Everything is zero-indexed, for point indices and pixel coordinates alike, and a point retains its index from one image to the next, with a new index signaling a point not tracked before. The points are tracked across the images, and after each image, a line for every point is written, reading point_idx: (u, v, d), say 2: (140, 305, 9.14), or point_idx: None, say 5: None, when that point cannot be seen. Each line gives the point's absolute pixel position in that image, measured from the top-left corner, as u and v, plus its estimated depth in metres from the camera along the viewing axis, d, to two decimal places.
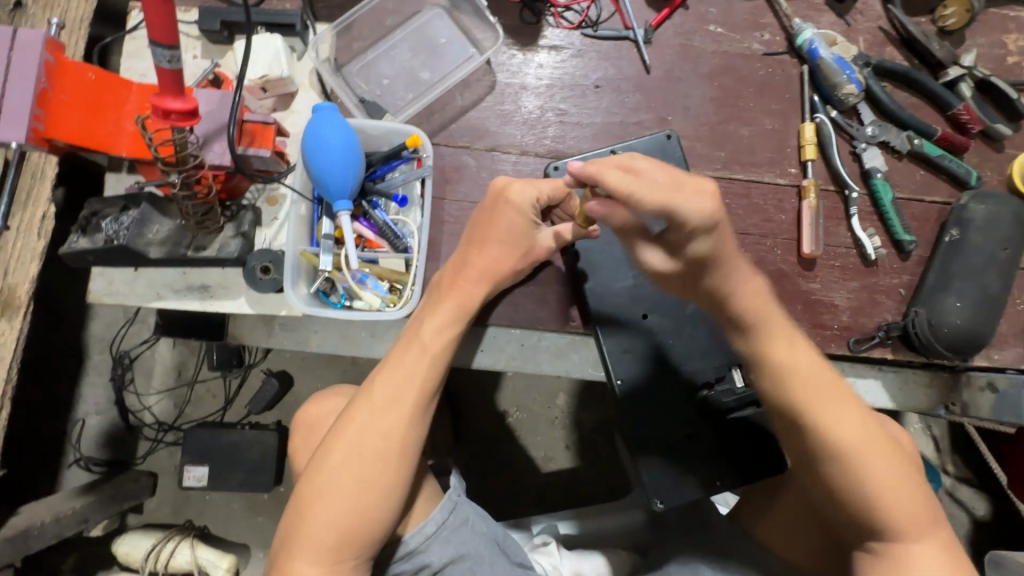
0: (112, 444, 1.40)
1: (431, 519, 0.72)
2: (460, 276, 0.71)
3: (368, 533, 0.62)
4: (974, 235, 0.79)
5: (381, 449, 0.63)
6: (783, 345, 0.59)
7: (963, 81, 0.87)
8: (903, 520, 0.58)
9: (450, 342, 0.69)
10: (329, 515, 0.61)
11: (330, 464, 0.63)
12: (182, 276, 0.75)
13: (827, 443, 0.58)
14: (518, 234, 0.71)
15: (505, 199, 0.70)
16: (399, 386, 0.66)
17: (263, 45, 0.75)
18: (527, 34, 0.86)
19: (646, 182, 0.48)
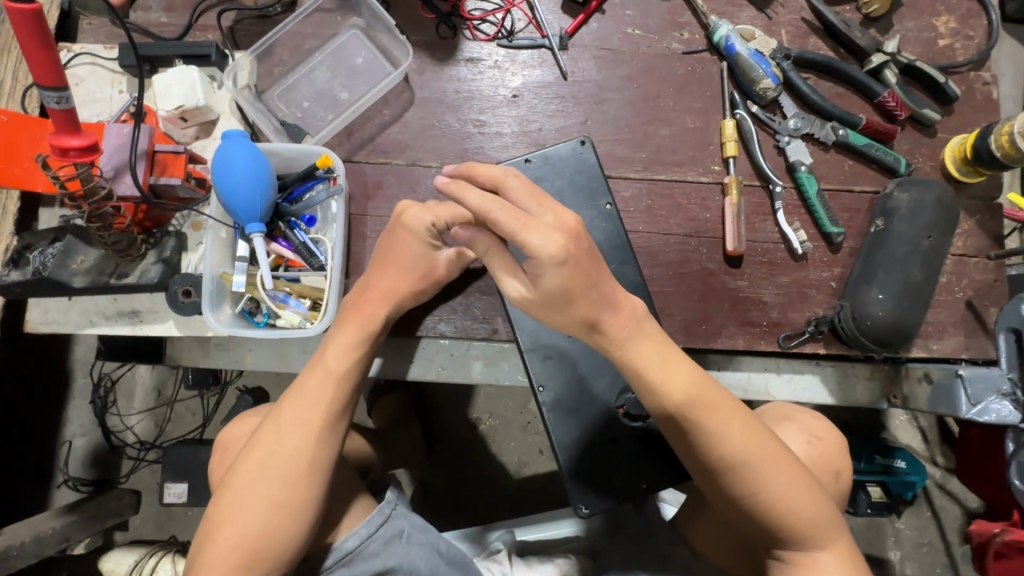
0: (97, 464, 1.43)
1: (356, 531, 0.70)
2: (362, 299, 0.74)
3: (277, 554, 0.62)
4: (898, 224, 0.78)
5: (293, 472, 0.65)
6: (664, 364, 0.57)
7: (887, 67, 0.85)
8: (801, 524, 0.61)
9: (355, 363, 0.71)
10: (238, 539, 0.62)
11: (240, 489, 0.64)
12: (112, 303, 0.78)
13: (725, 463, 0.59)
14: (417, 257, 0.74)
15: (404, 226, 0.73)
16: (310, 409, 0.68)
17: (178, 77, 0.78)
18: (444, 48, 0.87)
19: (503, 209, 0.48)
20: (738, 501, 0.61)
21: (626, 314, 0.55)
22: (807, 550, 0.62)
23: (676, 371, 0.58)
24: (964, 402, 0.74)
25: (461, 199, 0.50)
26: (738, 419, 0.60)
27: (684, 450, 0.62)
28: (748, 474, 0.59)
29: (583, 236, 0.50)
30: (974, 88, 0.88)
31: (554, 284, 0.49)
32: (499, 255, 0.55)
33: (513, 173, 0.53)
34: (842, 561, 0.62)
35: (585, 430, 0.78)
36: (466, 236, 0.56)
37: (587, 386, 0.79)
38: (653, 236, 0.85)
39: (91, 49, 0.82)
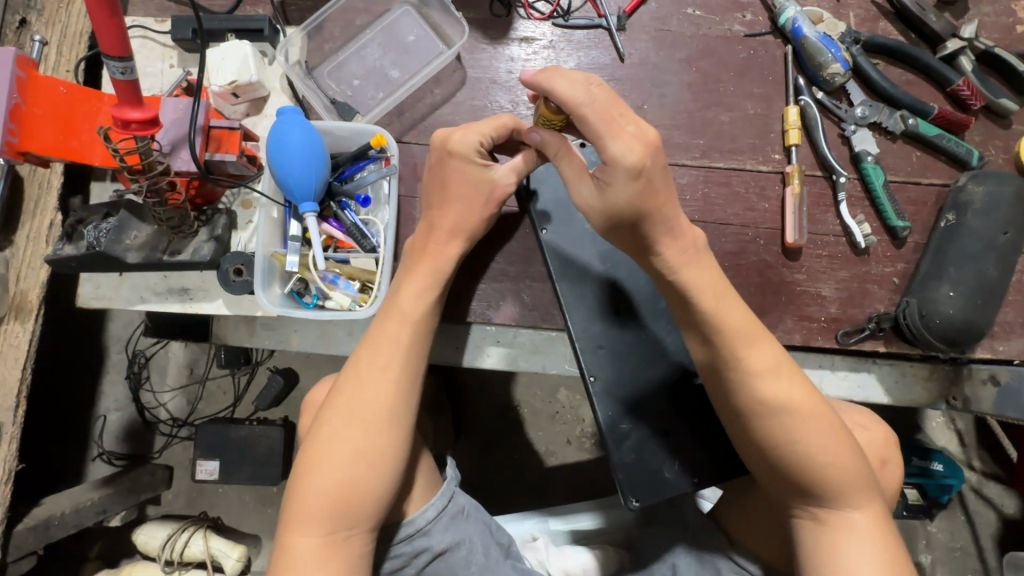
0: (131, 439, 1.45)
1: (434, 503, 0.72)
2: (430, 239, 0.73)
3: (364, 503, 0.63)
4: (971, 219, 0.75)
5: (370, 418, 0.65)
6: (715, 296, 0.61)
7: (963, 54, 0.81)
8: (838, 480, 0.59)
9: (429, 308, 0.71)
10: (324, 488, 0.63)
11: (324, 438, 0.65)
12: (163, 280, 0.78)
13: (766, 406, 0.60)
14: (467, 185, 0.73)
15: (449, 153, 0.72)
16: (383, 355, 0.68)
17: (232, 51, 0.76)
18: (498, 27, 0.85)
19: (594, 107, 0.56)
20: (771, 450, 0.60)
21: (685, 240, 0.62)
22: (843, 512, 0.60)
23: (730, 310, 0.61)
24: None
25: (552, 87, 0.57)
26: (782, 365, 0.61)
27: (727, 393, 0.62)
28: (789, 420, 0.59)
29: (660, 151, 0.57)
30: None
31: (621, 196, 0.58)
32: (570, 162, 0.64)
33: (598, 82, 0.58)
34: (876, 523, 0.60)
35: (635, 421, 0.75)
36: (535, 140, 0.67)
37: (638, 377, 0.76)
38: (708, 226, 0.82)
39: (142, 22, 0.81)
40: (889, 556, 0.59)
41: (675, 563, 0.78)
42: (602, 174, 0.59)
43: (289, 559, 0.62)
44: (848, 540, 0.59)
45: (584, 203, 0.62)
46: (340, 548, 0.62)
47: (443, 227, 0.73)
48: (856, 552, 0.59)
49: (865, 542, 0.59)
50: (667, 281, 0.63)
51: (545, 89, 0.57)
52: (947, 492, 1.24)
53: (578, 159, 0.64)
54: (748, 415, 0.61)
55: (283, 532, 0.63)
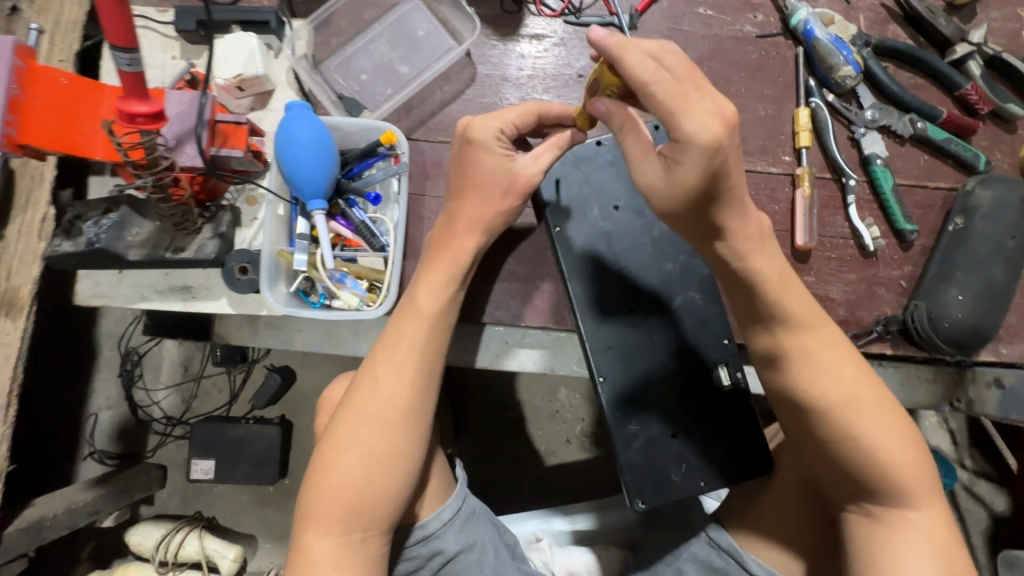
0: (123, 437, 1.43)
1: (447, 506, 0.73)
2: (451, 234, 0.72)
3: (380, 504, 0.64)
4: (979, 223, 0.75)
5: (385, 419, 0.66)
6: (780, 287, 0.61)
7: (971, 59, 0.82)
8: (900, 480, 0.61)
9: (444, 305, 0.71)
10: (338, 489, 0.64)
11: (341, 437, 0.66)
12: (164, 278, 0.76)
13: (828, 403, 0.61)
14: (494, 174, 0.71)
15: (473, 142, 0.70)
16: (402, 356, 0.68)
17: (237, 43, 0.74)
18: (508, 23, 0.83)
19: (663, 84, 0.51)
20: (830, 446, 0.62)
21: (753, 227, 0.59)
22: (901, 510, 0.61)
23: (797, 305, 0.62)
24: None
25: (621, 60, 0.52)
26: (849, 365, 0.62)
27: (786, 387, 0.63)
28: (849, 417, 0.61)
29: (735, 131, 0.52)
30: None
31: (691, 175, 0.53)
32: (636, 138, 0.58)
33: (672, 49, 0.53)
34: (934, 524, 0.61)
35: (644, 422, 0.75)
36: (599, 111, 0.60)
37: (648, 379, 0.76)
38: None
39: (142, 11, 0.79)
40: (943, 554, 0.60)
41: (682, 566, 0.77)
42: (670, 152, 0.53)
43: (304, 559, 0.64)
44: (902, 537, 0.61)
45: (646, 186, 0.57)
46: (353, 549, 0.64)
47: (463, 220, 0.71)
48: (907, 549, 0.60)
49: (922, 539, 0.60)
50: (731, 269, 0.62)
51: (615, 61, 0.52)
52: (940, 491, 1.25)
53: (643, 134, 0.58)
54: (804, 410, 0.62)
55: (298, 530, 0.65)
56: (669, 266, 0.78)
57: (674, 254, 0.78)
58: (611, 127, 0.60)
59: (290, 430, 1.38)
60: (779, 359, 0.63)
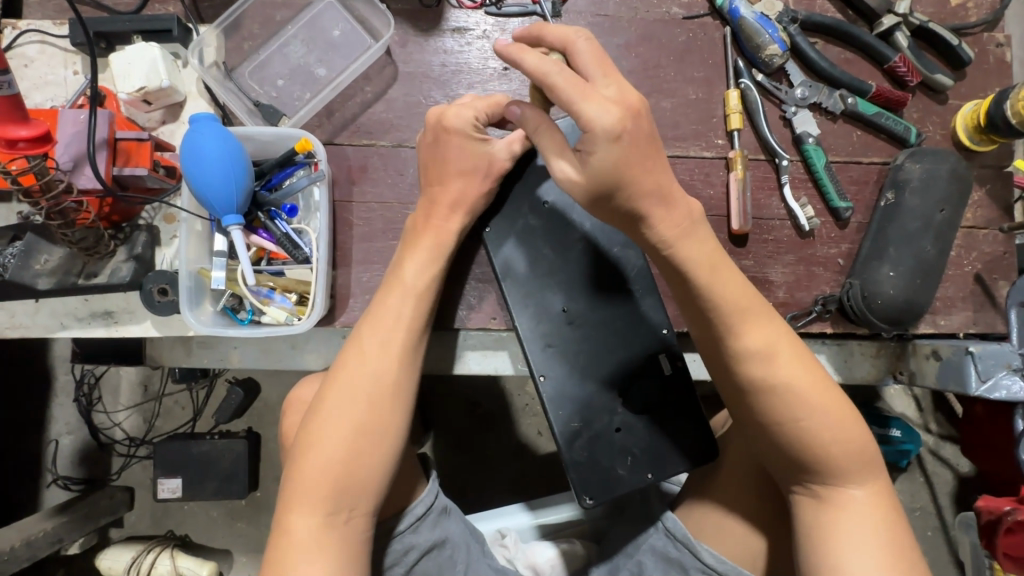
0: (85, 462, 1.39)
1: (421, 500, 0.71)
2: (426, 212, 0.71)
3: (362, 483, 0.60)
4: (909, 197, 0.75)
5: (373, 397, 0.63)
6: (710, 269, 0.57)
7: (898, 30, 0.81)
8: (841, 456, 0.56)
9: (425, 279, 0.69)
10: (321, 467, 0.60)
11: (323, 414, 0.62)
12: (84, 304, 0.73)
13: (764, 386, 0.57)
14: (466, 161, 0.71)
15: (448, 129, 0.71)
16: (387, 329, 0.66)
17: (138, 54, 0.71)
18: (428, 18, 0.81)
19: (563, 77, 0.50)
20: (770, 428, 0.57)
21: (678, 212, 0.56)
22: (846, 489, 0.57)
23: (726, 281, 0.58)
24: (973, 379, 0.71)
25: (520, 60, 0.51)
26: (784, 342, 0.58)
27: (727, 371, 0.59)
28: (787, 398, 0.56)
29: (643, 118, 0.51)
30: (987, 51, 0.84)
31: (604, 163, 0.51)
32: (546, 131, 0.57)
33: (585, 36, 0.54)
34: (877, 501, 0.57)
35: (588, 419, 0.74)
36: (517, 114, 0.60)
37: (590, 375, 0.74)
38: None
39: (39, 25, 0.75)
40: (889, 536, 0.55)
41: (642, 559, 0.73)
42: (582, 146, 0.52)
43: (286, 543, 0.58)
44: (846, 518, 0.56)
45: (566, 181, 0.55)
46: (337, 532, 0.59)
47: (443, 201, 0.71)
48: (853, 531, 0.55)
49: (867, 520, 0.56)
50: (661, 255, 0.58)
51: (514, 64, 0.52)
52: (905, 457, 1.21)
53: (557, 131, 0.57)
54: (742, 393, 0.58)
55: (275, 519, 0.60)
56: (601, 259, 0.76)
57: (608, 246, 0.76)
58: (526, 127, 0.59)
59: (258, 442, 1.35)
60: (714, 336, 0.59)
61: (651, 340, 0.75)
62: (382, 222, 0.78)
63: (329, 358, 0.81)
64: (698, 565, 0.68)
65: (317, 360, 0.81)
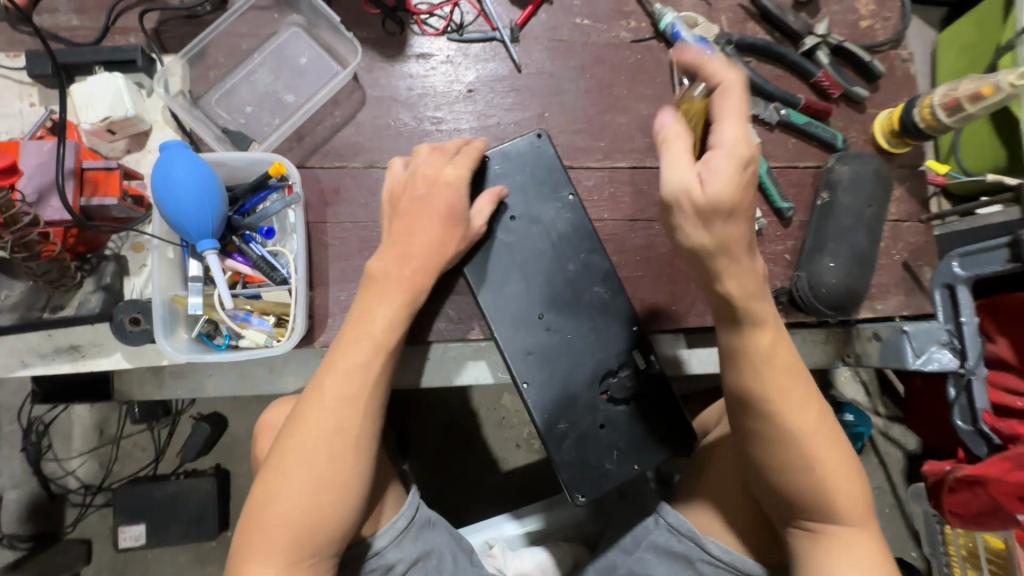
0: (36, 517, 1.32)
1: (402, 514, 0.72)
2: (404, 265, 0.70)
3: (320, 533, 0.60)
4: (841, 195, 0.83)
5: (337, 447, 0.62)
6: (752, 306, 0.56)
7: (819, 49, 0.90)
8: (837, 502, 0.59)
9: (398, 328, 0.68)
10: (287, 521, 0.59)
11: (287, 470, 0.61)
12: (47, 339, 0.70)
13: (782, 435, 0.59)
14: (442, 211, 0.72)
15: (439, 183, 0.73)
16: (350, 380, 0.64)
17: (101, 84, 0.70)
18: (393, 45, 0.84)
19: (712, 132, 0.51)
20: (778, 477, 0.60)
21: (749, 269, 0.54)
22: (832, 532, 0.60)
23: (771, 344, 0.58)
24: (910, 354, 0.78)
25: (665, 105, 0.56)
26: (807, 395, 0.59)
27: (739, 411, 0.60)
28: (790, 443, 0.58)
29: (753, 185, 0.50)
30: (894, 66, 0.95)
31: (710, 192, 0.50)
32: (685, 141, 0.52)
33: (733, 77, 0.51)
34: (869, 548, 0.60)
35: (572, 420, 0.77)
36: (663, 122, 0.54)
37: (570, 377, 0.78)
38: (618, 223, 0.86)
39: None
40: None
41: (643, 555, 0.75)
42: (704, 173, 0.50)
43: None
44: (841, 556, 0.59)
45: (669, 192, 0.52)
46: None
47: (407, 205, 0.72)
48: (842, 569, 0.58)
49: (855, 560, 0.59)
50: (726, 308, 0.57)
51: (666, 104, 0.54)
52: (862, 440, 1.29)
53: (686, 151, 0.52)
54: (754, 435, 0.60)
55: (238, 566, 0.60)
56: (572, 265, 0.80)
57: (577, 253, 0.80)
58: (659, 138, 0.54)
59: (227, 478, 1.31)
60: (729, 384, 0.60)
61: (624, 339, 0.79)
62: (357, 241, 0.80)
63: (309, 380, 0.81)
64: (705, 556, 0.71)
65: (297, 383, 0.80)
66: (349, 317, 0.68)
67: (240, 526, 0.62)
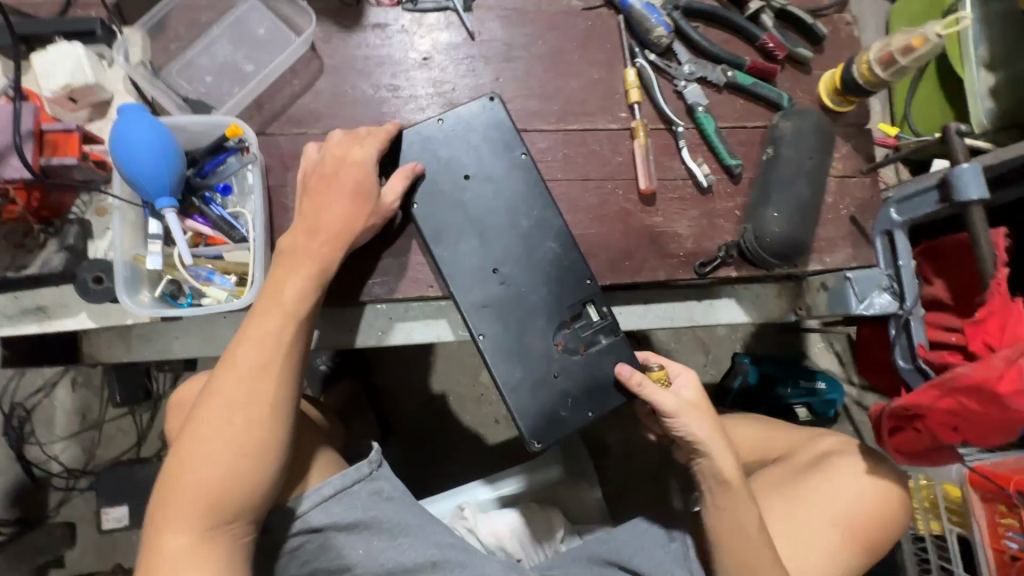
0: (19, 501, 1.34)
1: (334, 482, 0.80)
2: (311, 242, 0.73)
3: (232, 496, 0.65)
4: (785, 150, 0.86)
5: (248, 417, 0.67)
6: (695, 421, 0.77)
7: (763, 13, 0.94)
8: None
9: (311, 301, 0.72)
10: (197, 487, 0.64)
11: (200, 434, 0.66)
12: (14, 301, 0.73)
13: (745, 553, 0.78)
14: (352, 183, 0.75)
15: (346, 161, 0.76)
16: (263, 351, 0.69)
17: (61, 53, 0.73)
18: (348, 15, 0.87)
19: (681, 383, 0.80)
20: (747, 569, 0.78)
21: (705, 408, 0.79)
22: None
23: (711, 428, 0.78)
24: (853, 299, 0.84)
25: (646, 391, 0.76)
26: (750, 513, 0.78)
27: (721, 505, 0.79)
28: (749, 571, 0.78)
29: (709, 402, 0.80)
30: (839, 28, 0.98)
31: (691, 393, 0.79)
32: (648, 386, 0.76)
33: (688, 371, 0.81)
34: None
35: (527, 369, 0.79)
36: (625, 371, 0.77)
37: (525, 328, 0.80)
38: (572, 183, 0.89)
39: None
40: None
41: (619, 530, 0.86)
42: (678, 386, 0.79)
43: (162, 558, 0.63)
44: None
45: (660, 402, 0.76)
46: (216, 540, 0.65)
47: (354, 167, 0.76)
48: None
49: None
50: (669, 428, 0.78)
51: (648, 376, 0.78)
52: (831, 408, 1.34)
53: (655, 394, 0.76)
54: (714, 520, 0.80)
55: (155, 529, 0.64)
56: (525, 223, 0.82)
57: (529, 211, 0.83)
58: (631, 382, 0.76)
59: None
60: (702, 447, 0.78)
61: (577, 292, 0.82)
62: None
63: None
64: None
65: None
66: (265, 290, 0.71)
67: (158, 487, 0.66)
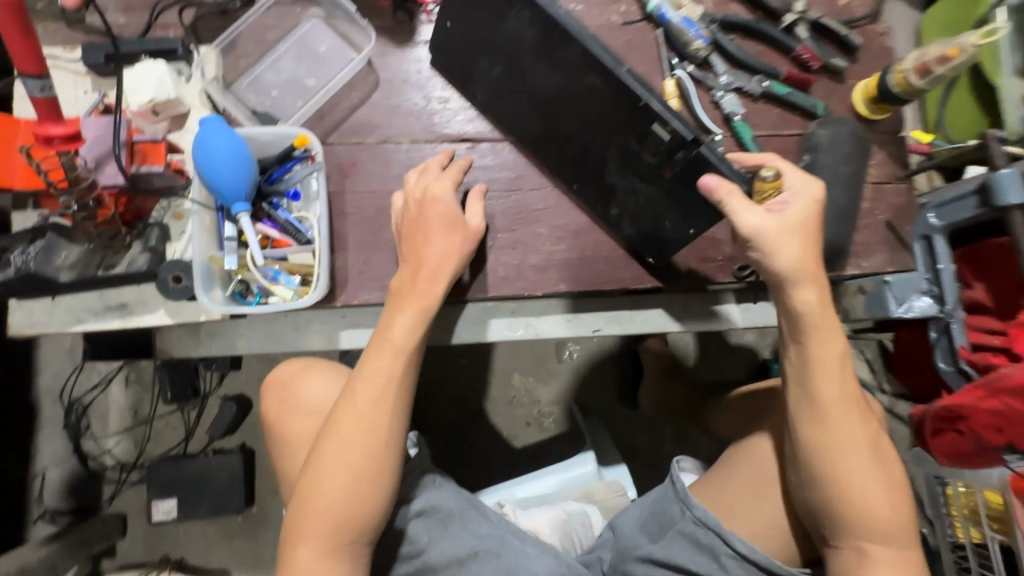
0: (75, 492, 1.41)
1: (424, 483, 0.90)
2: (418, 279, 0.78)
3: (355, 519, 0.73)
4: (822, 156, 0.89)
5: (370, 450, 0.73)
6: (831, 338, 0.73)
7: (798, 25, 0.97)
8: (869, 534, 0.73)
9: (416, 340, 0.77)
10: (328, 512, 0.72)
11: (325, 459, 0.73)
12: (99, 298, 0.79)
13: (825, 466, 0.74)
14: (447, 220, 0.79)
15: (431, 198, 0.80)
16: (378, 389, 0.74)
17: (148, 70, 0.79)
18: (402, 32, 0.92)
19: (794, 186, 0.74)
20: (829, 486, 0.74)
21: (809, 204, 0.73)
22: (864, 546, 0.74)
23: (832, 356, 0.73)
24: (892, 301, 0.87)
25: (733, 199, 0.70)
26: (847, 433, 0.73)
27: (804, 427, 0.75)
28: (837, 485, 0.73)
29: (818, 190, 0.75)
30: (873, 39, 1.01)
31: (795, 215, 0.72)
32: (739, 198, 0.70)
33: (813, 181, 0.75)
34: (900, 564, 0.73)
35: None
36: (711, 181, 0.70)
37: None
38: None
39: (50, 52, 0.83)
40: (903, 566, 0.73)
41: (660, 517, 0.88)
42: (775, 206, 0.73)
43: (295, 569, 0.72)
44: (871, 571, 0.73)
45: (750, 218, 0.70)
46: (342, 554, 0.73)
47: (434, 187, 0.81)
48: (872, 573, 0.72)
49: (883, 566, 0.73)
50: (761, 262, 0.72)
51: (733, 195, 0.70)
52: None
53: (745, 202, 0.70)
54: (801, 425, 0.75)
55: (290, 540, 0.74)
56: None
57: None
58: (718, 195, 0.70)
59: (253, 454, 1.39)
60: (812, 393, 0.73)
61: None
62: (373, 209, 0.87)
63: (332, 338, 0.88)
64: (730, 552, 0.82)
65: (320, 341, 0.88)
66: (375, 331, 0.78)
67: (291, 505, 0.75)
